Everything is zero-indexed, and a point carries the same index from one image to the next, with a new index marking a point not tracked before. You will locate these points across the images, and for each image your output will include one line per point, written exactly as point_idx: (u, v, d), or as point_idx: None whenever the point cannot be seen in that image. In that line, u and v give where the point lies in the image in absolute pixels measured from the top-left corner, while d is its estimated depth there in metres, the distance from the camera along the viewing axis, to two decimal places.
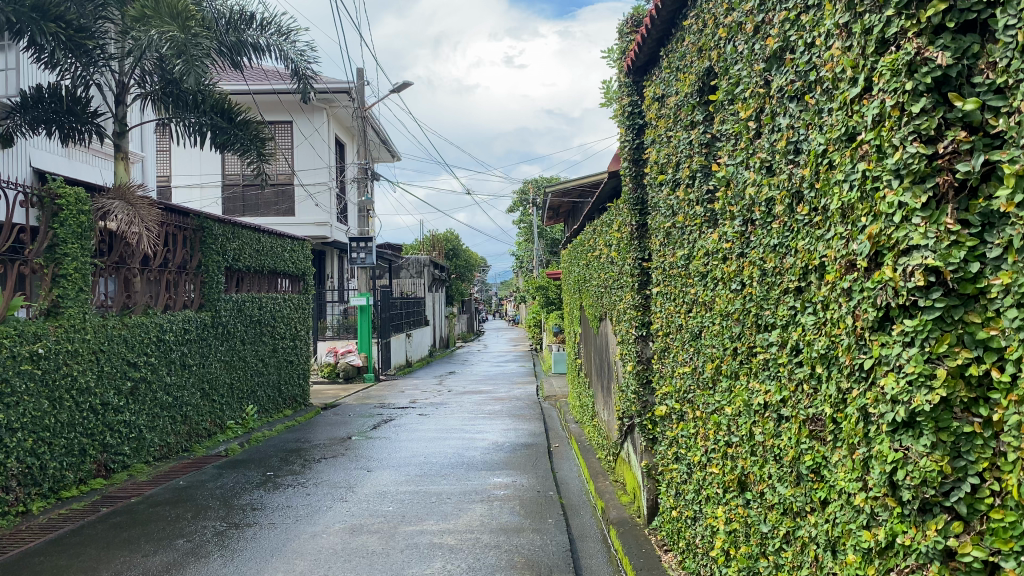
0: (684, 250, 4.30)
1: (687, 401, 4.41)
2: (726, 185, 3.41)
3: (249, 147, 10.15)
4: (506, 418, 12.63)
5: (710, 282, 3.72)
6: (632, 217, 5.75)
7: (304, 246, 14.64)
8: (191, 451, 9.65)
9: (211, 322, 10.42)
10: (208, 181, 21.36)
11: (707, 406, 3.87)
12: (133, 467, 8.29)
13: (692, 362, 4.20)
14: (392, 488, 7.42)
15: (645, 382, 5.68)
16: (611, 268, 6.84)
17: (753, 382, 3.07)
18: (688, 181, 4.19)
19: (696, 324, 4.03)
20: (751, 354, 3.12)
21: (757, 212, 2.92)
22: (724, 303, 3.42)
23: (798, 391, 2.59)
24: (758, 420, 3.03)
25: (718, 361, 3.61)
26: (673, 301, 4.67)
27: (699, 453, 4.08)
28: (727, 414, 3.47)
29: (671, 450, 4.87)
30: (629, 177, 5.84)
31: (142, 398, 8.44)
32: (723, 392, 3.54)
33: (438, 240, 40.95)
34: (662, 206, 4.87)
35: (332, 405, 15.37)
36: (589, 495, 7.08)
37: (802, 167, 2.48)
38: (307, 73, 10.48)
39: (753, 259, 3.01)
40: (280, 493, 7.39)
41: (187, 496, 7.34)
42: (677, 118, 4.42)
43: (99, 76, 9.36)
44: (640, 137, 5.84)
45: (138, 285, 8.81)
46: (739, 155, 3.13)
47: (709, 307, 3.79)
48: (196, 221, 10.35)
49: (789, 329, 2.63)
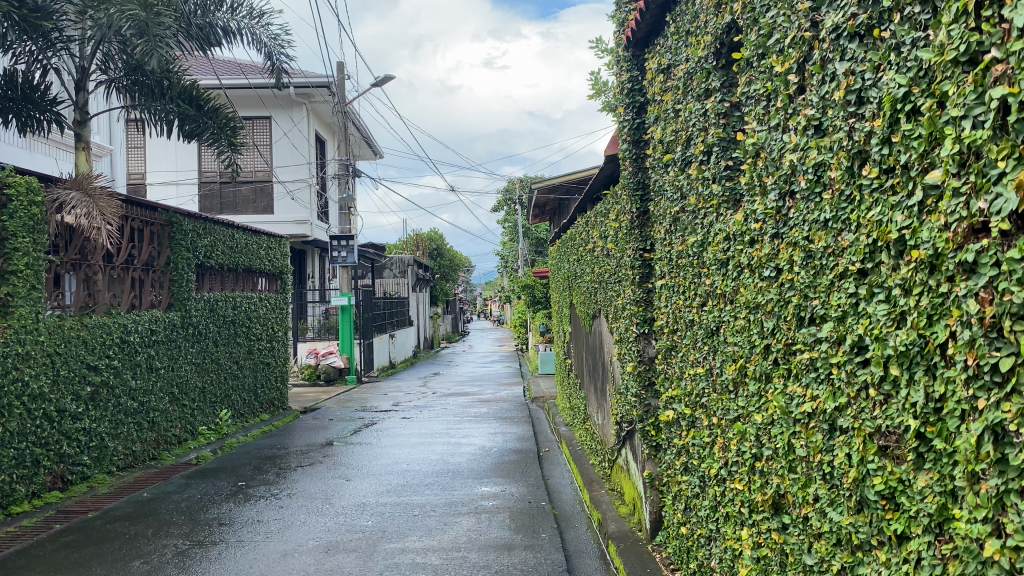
0: (696, 235, 3.81)
1: (700, 407, 3.91)
2: (755, 156, 2.93)
3: (220, 138, 9.62)
4: (493, 421, 12.13)
5: (731, 270, 3.24)
6: (632, 205, 5.27)
7: (282, 243, 14.09)
8: (159, 459, 9.10)
9: (181, 323, 9.87)
10: (184, 178, 20.70)
11: (727, 414, 3.39)
12: (94, 478, 7.73)
13: (707, 362, 3.72)
14: (371, 499, 6.89)
15: (647, 384, 5.17)
16: (608, 263, 6.34)
17: (791, 387, 2.60)
18: (704, 156, 3.69)
19: (712, 319, 3.55)
20: (790, 354, 2.65)
21: (800, 181, 2.45)
22: (753, 294, 2.95)
23: (861, 398, 2.11)
24: (800, 432, 2.56)
25: (742, 362, 3.14)
26: (681, 295, 4.18)
27: (716, 465, 3.60)
28: (755, 423, 2.99)
29: (680, 461, 4.37)
30: (628, 160, 5.34)
31: (103, 403, 7.87)
32: (750, 396, 3.07)
33: (421, 240, 40.38)
34: (669, 189, 4.38)
35: (312, 408, 14.81)
36: (584, 506, 6.59)
37: (870, 120, 2.02)
38: (282, 60, 9.83)
39: (794, 239, 2.53)
40: (250, 506, 6.85)
41: (150, 510, 6.78)
42: (688, 89, 3.95)
43: (57, 60, 8.77)
44: (642, 116, 5.35)
45: (100, 283, 8.25)
46: (775, 117, 2.65)
47: (729, 299, 3.31)
48: (165, 216, 9.77)
49: (847, 320, 2.16)
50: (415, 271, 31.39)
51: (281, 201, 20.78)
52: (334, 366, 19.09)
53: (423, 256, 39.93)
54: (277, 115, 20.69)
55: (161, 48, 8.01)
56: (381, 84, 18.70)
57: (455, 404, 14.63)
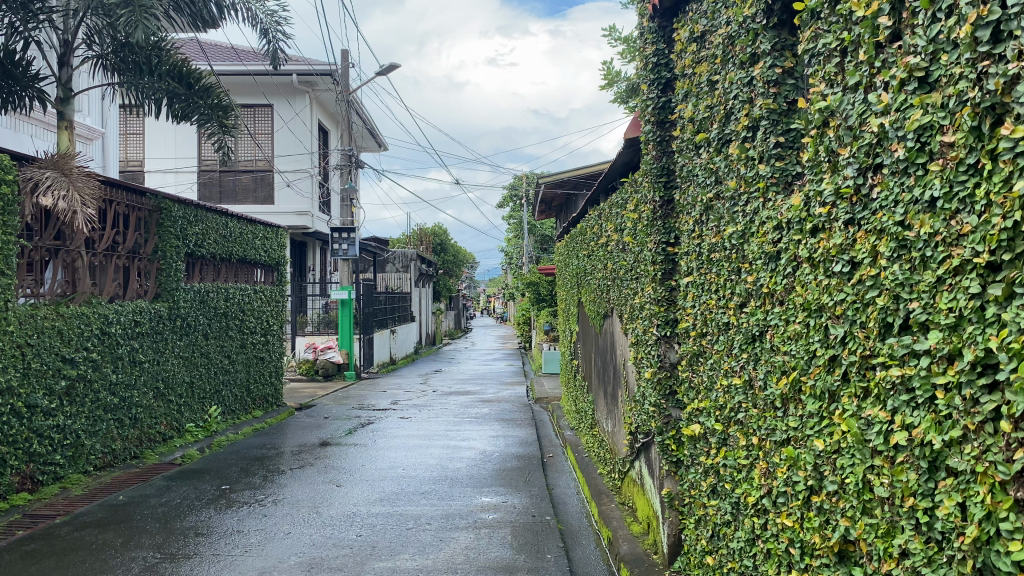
0: (735, 225, 3.30)
1: (736, 423, 3.40)
2: (822, 127, 2.41)
3: (210, 118, 9.02)
4: (494, 423, 11.62)
5: (784, 265, 2.73)
6: (655, 193, 4.75)
7: (280, 233, 13.59)
8: (142, 458, 8.62)
9: (168, 315, 9.37)
10: (183, 165, 20.23)
11: (773, 436, 2.88)
12: (68, 478, 7.24)
13: (747, 372, 3.20)
14: (362, 509, 6.39)
15: (669, 393, 4.64)
16: (623, 258, 5.83)
17: (871, 411, 2.09)
18: (748, 133, 3.18)
19: (756, 324, 3.05)
20: (870, 369, 2.14)
21: (894, 151, 1.94)
22: (816, 294, 2.43)
23: (987, 431, 1.62)
24: (881, 467, 2.05)
25: (798, 375, 2.62)
26: (713, 293, 3.67)
27: (756, 493, 3.09)
28: (814, 450, 2.47)
29: (706, 482, 3.87)
30: (651, 143, 4.83)
31: (80, 399, 7.36)
32: (806, 417, 2.56)
33: (424, 235, 39.88)
34: (700, 174, 3.86)
35: (307, 405, 14.31)
36: (593, 521, 6.08)
37: (1015, 61, 1.52)
38: (278, 37, 9.25)
39: (879, 224, 2.03)
40: (231, 513, 6.36)
41: (123, 516, 6.29)
42: (729, 56, 3.44)
43: (38, 32, 8.25)
44: (668, 94, 4.81)
45: (83, 269, 7.79)
46: (854, 75, 2.14)
47: (780, 299, 2.81)
48: (153, 201, 9.26)
49: (966, 330, 1.65)
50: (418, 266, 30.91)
51: (282, 191, 20.26)
52: (333, 361, 18.62)
53: (426, 251, 39.41)
54: (279, 103, 20.19)
55: (146, 20, 7.60)
56: (385, 72, 18.18)
57: (455, 403, 14.13)
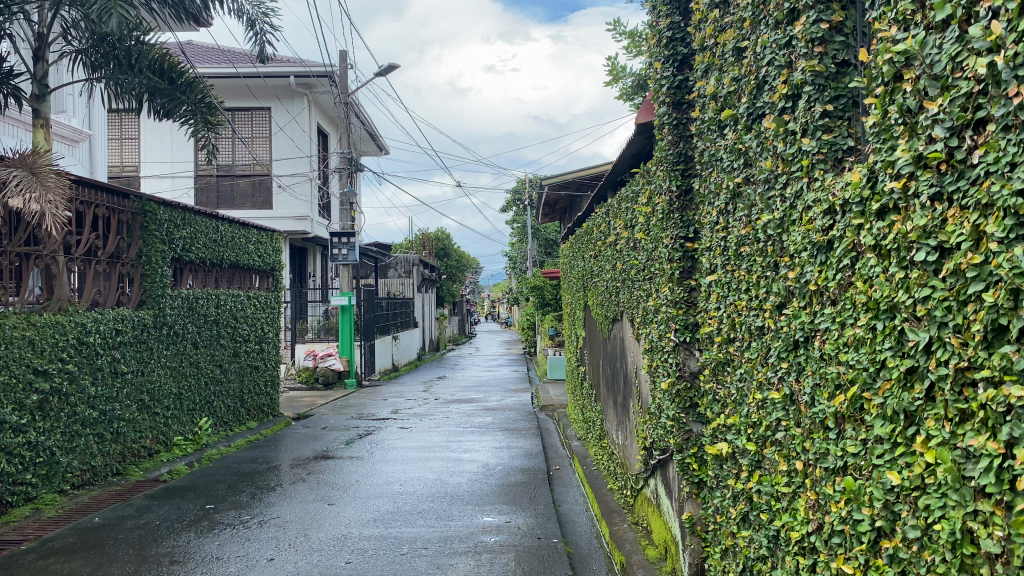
0: (771, 212, 2.83)
1: (774, 445, 2.92)
2: (892, 82, 1.93)
3: (194, 115, 8.59)
4: (498, 432, 11.14)
5: (838, 256, 2.26)
6: (672, 182, 4.28)
7: (276, 238, 13.14)
8: (125, 475, 8.15)
9: (152, 323, 8.91)
10: (180, 169, 19.85)
11: (824, 462, 2.42)
12: (41, 499, 6.79)
13: (787, 385, 2.73)
14: (354, 531, 5.92)
15: (689, 406, 4.14)
16: (634, 257, 5.36)
17: (973, 440, 1.62)
18: (787, 103, 2.71)
19: (800, 328, 2.58)
20: (969, 386, 1.66)
21: (1013, 98, 1.48)
22: (887, 291, 1.96)
23: None
24: (989, 514, 1.59)
25: (859, 391, 2.14)
26: (743, 293, 3.20)
27: (801, 528, 2.61)
28: (884, 485, 2.00)
29: (736, 508, 3.38)
30: (667, 126, 4.35)
31: (54, 414, 6.90)
32: (872, 440, 2.08)
33: (426, 240, 39.34)
34: (726, 157, 3.39)
35: (305, 414, 13.83)
36: (604, 543, 5.60)
37: None
38: (265, 30, 8.80)
39: (987, 196, 1.56)
40: (212, 537, 5.88)
41: (95, 541, 5.82)
42: (761, 17, 2.96)
43: (11, 26, 7.79)
44: (685, 72, 4.32)
45: (58, 276, 7.33)
46: (943, 8, 1.67)
47: (836, 300, 2.32)
48: (138, 203, 8.80)
49: None
50: (421, 271, 30.46)
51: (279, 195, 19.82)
52: (333, 369, 18.13)
53: (429, 255, 38.99)
54: (275, 106, 19.77)
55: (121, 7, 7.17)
56: (385, 72, 17.74)
57: (459, 411, 13.64)
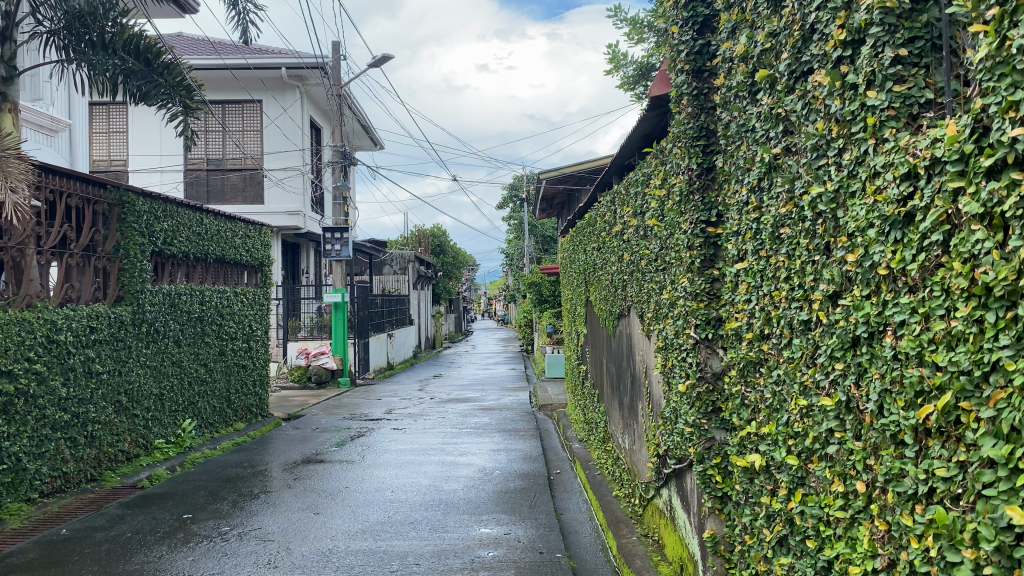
0: (823, 184, 2.38)
1: (824, 460, 2.46)
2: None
3: (172, 97, 8.14)
4: (494, 434, 10.70)
5: (925, 231, 1.81)
6: (692, 160, 3.83)
7: (266, 232, 12.68)
8: (100, 481, 7.69)
9: (131, 320, 8.44)
10: (169, 163, 19.23)
11: (897, 485, 1.96)
12: (4, 508, 6.32)
13: (843, 392, 2.28)
14: (340, 544, 5.47)
15: (711, 410, 3.69)
16: (645, 247, 4.93)
17: None
18: (844, 51, 2.26)
19: (863, 323, 2.14)
20: None
21: None
22: (1004, 271, 1.51)
23: None
24: None
25: (954, 400, 1.70)
26: (782, 281, 2.75)
27: (863, 563, 2.15)
28: (999, 521, 1.55)
29: (771, 531, 2.93)
30: (686, 98, 3.90)
31: (20, 418, 6.42)
32: (978, 461, 1.63)
33: (423, 236, 38.99)
34: (760, 125, 2.95)
35: (296, 415, 13.37)
36: (611, 556, 5.15)
37: None
38: (248, 9, 8.33)
39: None
40: (186, 551, 5.43)
41: (59, 557, 5.35)
42: None
43: None
44: (707, 36, 3.88)
45: (26, 269, 6.87)
46: None
47: (918, 286, 1.87)
48: (115, 193, 8.31)
49: None
50: (415, 268, 30.06)
51: (271, 190, 19.37)
52: (326, 367, 17.66)
53: (425, 252, 38.62)
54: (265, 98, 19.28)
55: None
56: (377, 62, 17.30)
57: (455, 411, 13.19)
